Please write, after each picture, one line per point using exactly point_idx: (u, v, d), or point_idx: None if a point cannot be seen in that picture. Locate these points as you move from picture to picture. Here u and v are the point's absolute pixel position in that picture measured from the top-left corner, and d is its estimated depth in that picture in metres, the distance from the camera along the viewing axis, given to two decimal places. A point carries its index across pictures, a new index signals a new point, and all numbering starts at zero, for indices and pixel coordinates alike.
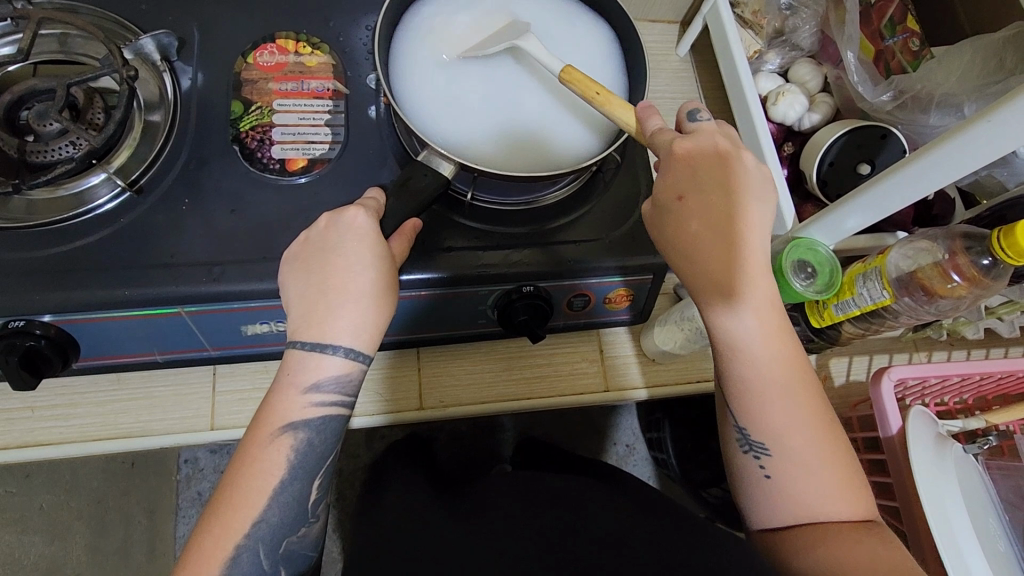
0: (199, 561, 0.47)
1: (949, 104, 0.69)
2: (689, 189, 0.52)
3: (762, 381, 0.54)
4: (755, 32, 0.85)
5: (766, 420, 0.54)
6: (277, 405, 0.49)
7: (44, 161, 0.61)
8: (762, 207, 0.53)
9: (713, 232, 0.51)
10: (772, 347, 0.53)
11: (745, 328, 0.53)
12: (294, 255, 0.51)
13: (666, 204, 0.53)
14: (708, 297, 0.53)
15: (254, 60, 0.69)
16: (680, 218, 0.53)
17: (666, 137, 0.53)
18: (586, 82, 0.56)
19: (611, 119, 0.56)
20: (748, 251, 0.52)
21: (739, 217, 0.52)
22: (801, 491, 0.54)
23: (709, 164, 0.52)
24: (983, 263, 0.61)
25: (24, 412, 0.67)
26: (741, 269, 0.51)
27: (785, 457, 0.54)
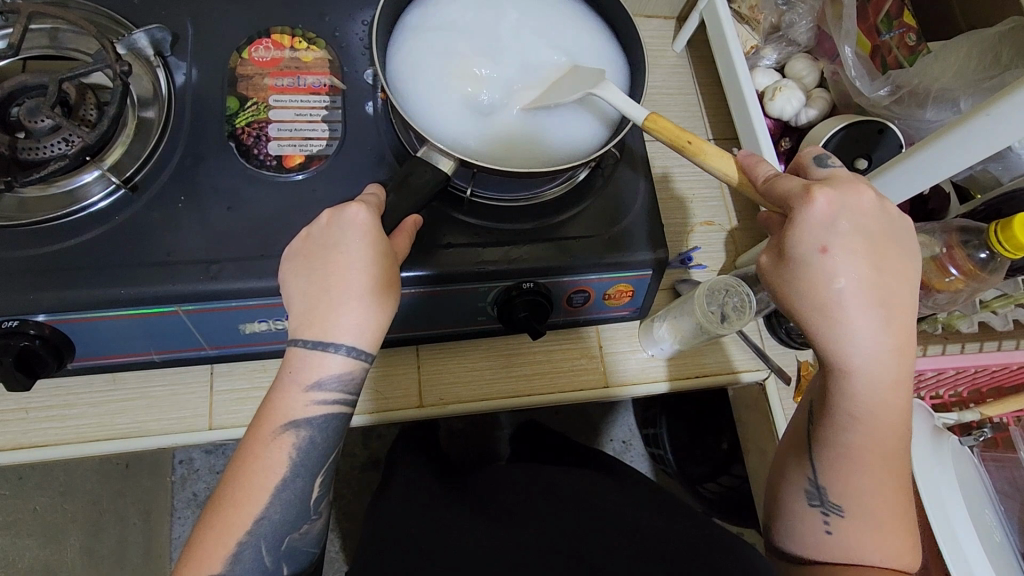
0: (202, 557, 0.47)
1: (945, 99, 0.69)
2: (835, 242, 0.47)
3: (861, 447, 0.51)
4: (751, 27, 0.86)
5: (851, 481, 0.52)
6: (279, 403, 0.49)
7: (36, 159, 0.60)
8: (901, 268, 0.49)
9: (854, 292, 0.47)
10: (888, 418, 0.50)
11: (870, 391, 0.49)
12: (295, 252, 0.51)
13: (805, 254, 0.48)
14: (839, 353, 0.49)
15: (250, 56, 0.68)
16: (823, 271, 0.47)
17: (794, 184, 0.49)
18: (674, 131, 0.54)
19: (709, 169, 0.54)
20: (889, 313, 0.48)
21: (878, 275, 0.48)
22: (865, 554, 0.52)
23: (861, 215, 0.47)
24: (979, 257, 0.61)
25: (18, 413, 0.66)
26: (881, 330, 0.48)
27: (857, 516, 0.52)
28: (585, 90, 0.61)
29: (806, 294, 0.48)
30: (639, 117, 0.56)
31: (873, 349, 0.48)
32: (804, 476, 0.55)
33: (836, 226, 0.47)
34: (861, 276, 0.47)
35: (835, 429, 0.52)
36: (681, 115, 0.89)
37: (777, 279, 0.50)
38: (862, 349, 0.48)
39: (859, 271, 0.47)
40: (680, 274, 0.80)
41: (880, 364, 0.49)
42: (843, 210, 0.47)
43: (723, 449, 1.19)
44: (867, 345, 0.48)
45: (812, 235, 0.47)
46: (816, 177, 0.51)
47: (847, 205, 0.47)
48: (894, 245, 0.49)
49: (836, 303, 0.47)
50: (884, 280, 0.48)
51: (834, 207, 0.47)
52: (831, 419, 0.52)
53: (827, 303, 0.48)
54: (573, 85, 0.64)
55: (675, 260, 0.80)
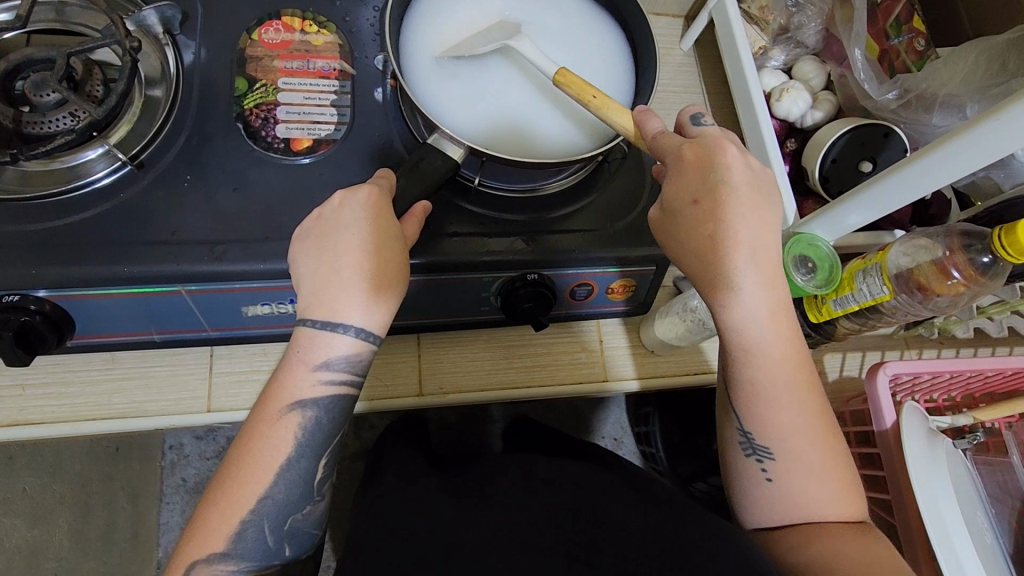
0: (209, 533, 0.47)
1: (952, 105, 0.70)
2: (701, 193, 0.51)
3: (766, 381, 0.54)
4: (761, 28, 0.86)
5: (768, 421, 0.55)
6: (287, 382, 0.49)
7: (42, 133, 0.59)
8: (770, 208, 0.52)
9: (727, 235, 0.51)
10: (777, 345, 0.54)
11: (759, 329, 0.53)
12: (306, 232, 0.51)
13: (679, 208, 0.52)
14: (721, 298, 0.53)
15: (259, 37, 0.68)
16: (695, 220, 0.52)
17: (673, 141, 0.53)
18: (581, 85, 0.56)
19: (607, 123, 0.56)
20: (763, 254, 0.52)
21: (748, 216, 0.51)
22: (801, 494, 0.55)
23: (726, 167, 0.51)
24: (982, 261, 0.62)
25: (15, 390, 0.65)
26: (755, 271, 0.52)
27: (788, 459, 0.55)
28: (501, 41, 0.64)
29: (687, 246, 0.53)
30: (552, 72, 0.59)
31: (751, 287, 0.52)
32: (733, 429, 0.58)
33: (704, 180, 0.51)
34: (733, 222, 0.51)
35: (738, 373, 0.55)
36: None
37: (665, 234, 0.55)
38: (740, 288, 0.52)
39: (732, 217, 0.51)
40: (682, 272, 0.80)
41: (759, 299, 0.52)
42: (706, 164, 0.51)
43: (714, 449, 1.18)
44: (746, 284, 0.52)
45: (685, 188, 0.52)
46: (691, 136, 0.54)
47: (710, 159, 0.51)
48: (764, 190, 0.52)
49: (713, 250, 0.51)
50: (759, 220, 0.52)
51: (698, 162, 0.51)
52: (731, 364, 0.55)
53: (703, 253, 0.52)
54: (486, 32, 0.66)
55: None
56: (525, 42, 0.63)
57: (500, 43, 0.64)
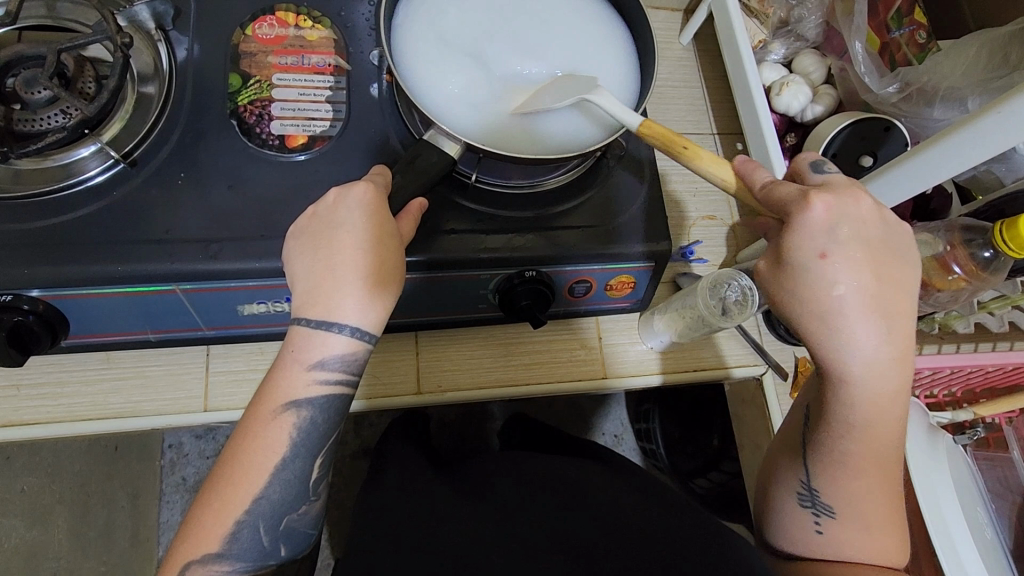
0: (203, 533, 0.47)
1: (953, 98, 0.69)
2: (834, 248, 0.46)
3: (853, 449, 0.52)
4: (760, 21, 0.87)
5: (843, 482, 0.54)
6: (282, 382, 0.49)
7: (33, 131, 0.58)
8: (900, 273, 0.48)
9: (854, 301, 0.47)
10: (884, 420, 0.51)
11: (866, 400, 0.49)
12: (300, 230, 0.50)
13: (804, 261, 0.47)
14: (833, 358, 0.49)
15: (254, 33, 0.67)
16: (825, 278, 0.47)
17: (792, 190, 0.48)
18: (668, 134, 0.52)
19: (697, 173, 0.52)
20: (893, 323, 0.48)
21: (882, 282, 0.47)
22: (852, 553, 0.54)
23: (861, 224, 0.47)
24: (983, 256, 0.62)
25: (10, 390, 0.65)
26: (885, 339, 0.48)
27: (849, 518, 0.54)
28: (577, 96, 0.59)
29: (804, 300, 0.48)
30: (634, 123, 0.55)
31: (869, 356, 0.48)
32: (796, 480, 0.56)
33: (836, 234, 0.46)
34: (860, 285, 0.47)
35: (826, 431, 0.53)
36: (686, 108, 0.88)
37: (773, 285, 0.50)
38: (856, 356, 0.48)
39: (860, 279, 0.47)
40: (682, 268, 0.79)
41: (877, 369, 0.49)
42: (842, 217, 0.47)
43: (714, 445, 1.18)
44: (866, 352, 0.48)
45: (814, 241, 0.47)
46: (811, 183, 0.51)
47: (847, 212, 0.47)
48: (898, 254, 0.48)
49: (836, 311, 0.47)
50: (885, 284, 0.48)
51: (835, 214, 0.47)
52: (824, 422, 0.53)
53: (825, 312, 0.47)
54: (565, 89, 0.62)
55: (677, 253, 0.80)
56: (605, 95, 0.58)
57: (575, 97, 0.59)
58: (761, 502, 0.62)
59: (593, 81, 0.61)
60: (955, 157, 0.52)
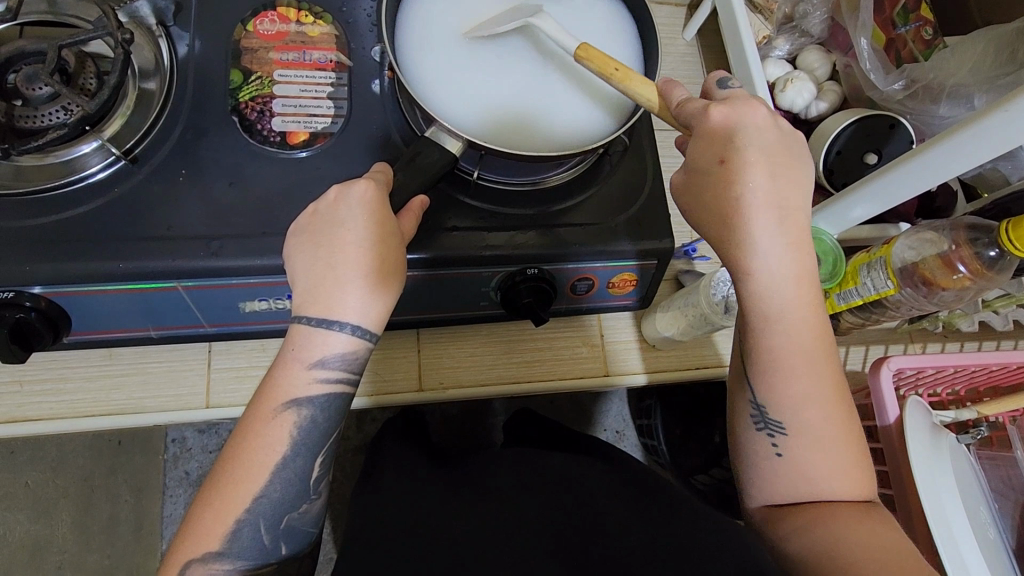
0: (204, 532, 0.47)
1: (960, 95, 0.69)
2: (730, 151, 0.49)
3: (784, 352, 0.53)
4: (765, 17, 0.86)
5: (785, 393, 0.54)
6: (282, 381, 0.49)
7: (35, 127, 0.58)
8: (799, 173, 0.51)
9: (756, 198, 0.49)
10: (802, 316, 0.52)
11: (781, 297, 0.51)
12: (301, 227, 0.50)
13: (707, 168, 0.50)
14: (741, 259, 0.51)
15: (254, 28, 0.67)
16: (725, 181, 0.49)
17: (696, 104, 0.51)
18: (602, 59, 0.54)
19: (632, 97, 0.54)
20: (789, 215, 0.50)
21: (776, 180, 0.50)
22: (809, 470, 0.54)
23: (756, 129, 0.49)
24: (988, 255, 0.61)
25: (13, 386, 0.65)
26: (783, 233, 0.50)
27: (799, 433, 0.54)
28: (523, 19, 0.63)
29: (713, 207, 0.51)
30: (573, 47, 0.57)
31: (777, 254, 0.50)
32: (745, 402, 0.57)
33: (731, 139, 0.49)
34: (761, 184, 0.49)
35: (756, 344, 0.54)
36: None
37: (687, 198, 0.53)
38: (765, 255, 0.50)
39: (759, 179, 0.49)
40: (684, 265, 0.79)
41: (786, 267, 0.51)
42: (737, 124, 0.49)
43: (716, 442, 1.18)
44: (770, 247, 0.50)
45: (712, 148, 0.50)
46: (718, 98, 0.53)
47: (741, 119, 0.50)
48: (792, 151, 0.51)
49: (738, 211, 0.50)
50: (787, 185, 0.50)
51: (728, 122, 0.50)
52: (750, 334, 0.54)
53: (728, 214, 0.50)
54: (507, 14, 0.66)
55: (679, 250, 0.79)
56: (547, 19, 0.62)
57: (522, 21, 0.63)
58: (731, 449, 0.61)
59: (537, 7, 0.64)
60: (988, 138, 0.49)
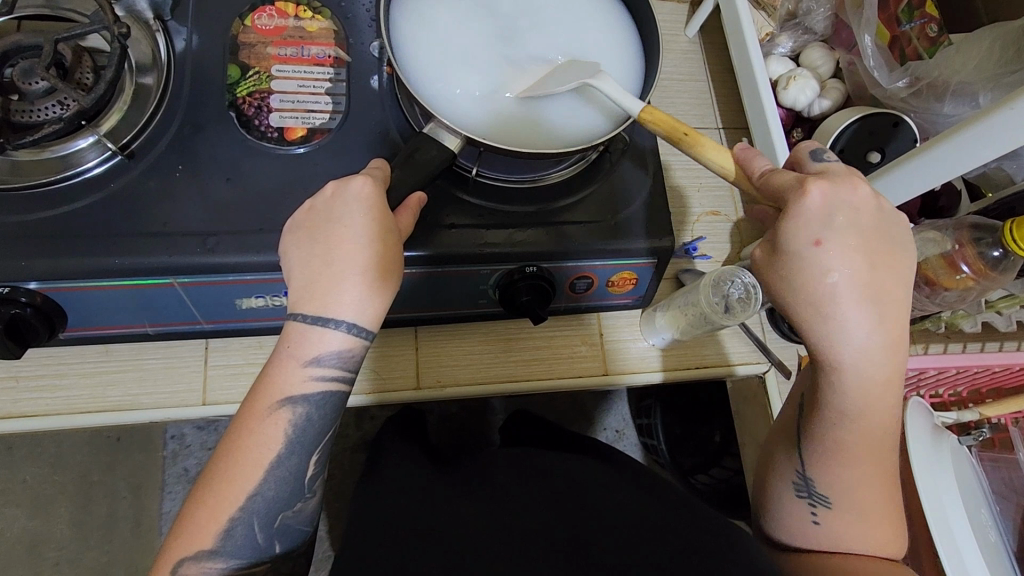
0: (197, 530, 0.47)
1: (964, 93, 0.68)
2: (830, 235, 0.47)
3: (849, 438, 0.52)
4: (767, 13, 0.86)
5: (837, 470, 0.53)
6: (277, 378, 0.48)
7: (30, 122, 0.58)
8: (894, 261, 0.49)
9: (848, 287, 0.47)
10: (877, 411, 0.51)
11: (861, 390, 0.50)
12: (297, 223, 0.50)
13: (799, 249, 0.47)
14: (826, 345, 0.49)
15: (253, 23, 0.66)
16: (820, 267, 0.47)
17: (788, 178, 0.49)
18: (672, 124, 0.52)
19: (699, 161, 0.53)
20: (887, 311, 0.48)
21: (875, 272, 0.48)
22: (851, 544, 0.54)
23: (859, 213, 0.47)
24: (992, 255, 0.61)
25: (8, 381, 0.65)
26: (882, 327, 0.48)
27: (845, 508, 0.54)
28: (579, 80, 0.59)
29: (801, 287, 0.48)
30: (633, 108, 0.54)
31: (864, 344, 0.48)
32: (791, 469, 0.56)
33: (833, 222, 0.47)
34: (854, 272, 0.47)
35: (822, 422, 0.53)
36: (692, 102, 0.87)
37: (767, 272, 0.50)
38: (853, 344, 0.48)
39: (853, 266, 0.47)
40: (685, 264, 0.79)
41: (873, 358, 0.49)
42: (839, 206, 0.47)
43: (716, 441, 1.17)
44: (860, 340, 0.48)
45: (809, 228, 0.47)
46: (810, 171, 0.51)
47: (844, 200, 0.47)
48: (893, 244, 0.49)
49: (828, 299, 0.47)
50: (882, 273, 0.48)
51: (830, 202, 0.47)
52: (818, 411, 0.53)
53: (818, 298, 0.48)
54: (567, 73, 0.62)
55: (680, 249, 0.79)
56: (606, 79, 0.57)
57: (577, 83, 0.58)
58: (758, 495, 0.62)
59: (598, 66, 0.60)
60: (994, 137, 0.48)
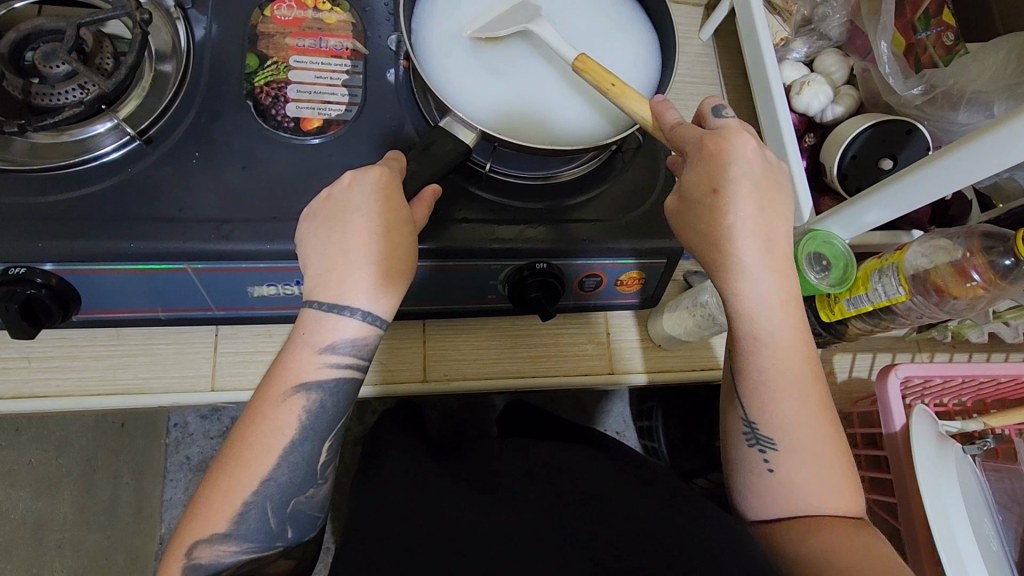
0: (211, 512, 0.47)
1: (978, 102, 0.69)
2: (721, 179, 0.49)
3: (771, 372, 0.53)
4: (783, 18, 0.85)
5: (774, 416, 0.54)
6: (293, 364, 0.49)
7: (50, 105, 0.58)
8: (781, 201, 0.51)
9: (742, 226, 0.50)
10: (787, 340, 0.53)
11: (766, 320, 0.52)
12: (314, 213, 0.50)
13: (697, 197, 0.51)
14: (729, 285, 0.52)
15: (272, 13, 0.67)
16: (715, 210, 0.50)
17: (688, 130, 0.51)
18: (600, 73, 0.55)
19: (626, 112, 0.55)
20: (776, 246, 0.51)
21: (761, 212, 0.50)
22: (804, 491, 0.54)
23: (746, 158, 0.50)
24: (1005, 263, 0.61)
25: (21, 362, 0.65)
26: (772, 263, 0.51)
27: (795, 453, 0.54)
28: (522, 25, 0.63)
29: (700, 233, 0.51)
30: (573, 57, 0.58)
31: (762, 277, 0.51)
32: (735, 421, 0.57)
33: (723, 167, 0.49)
34: (749, 211, 0.50)
35: (746, 365, 0.54)
36: None
37: (683, 221, 0.53)
38: (747, 277, 0.51)
39: (748, 208, 0.50)
40: (692, 266, 0.79)
41: (772, 290, 0.52)
42: (730, 153, 0.50)
43: (717, 445, 1.18)
44: (757, 275, 0.51)
45: (703, 177, 0.50)
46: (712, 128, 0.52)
47: (732, 147, 0.50)
48: (779, 181, 0.51)
49: (726, 238, 0.50)
50: (772, 214, 0.51)
51: (720, 151, 0.49)
52: (739, 353, 0.55)
53: (717, 240, 0.51)
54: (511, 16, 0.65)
55: (688, 251, 0.79)
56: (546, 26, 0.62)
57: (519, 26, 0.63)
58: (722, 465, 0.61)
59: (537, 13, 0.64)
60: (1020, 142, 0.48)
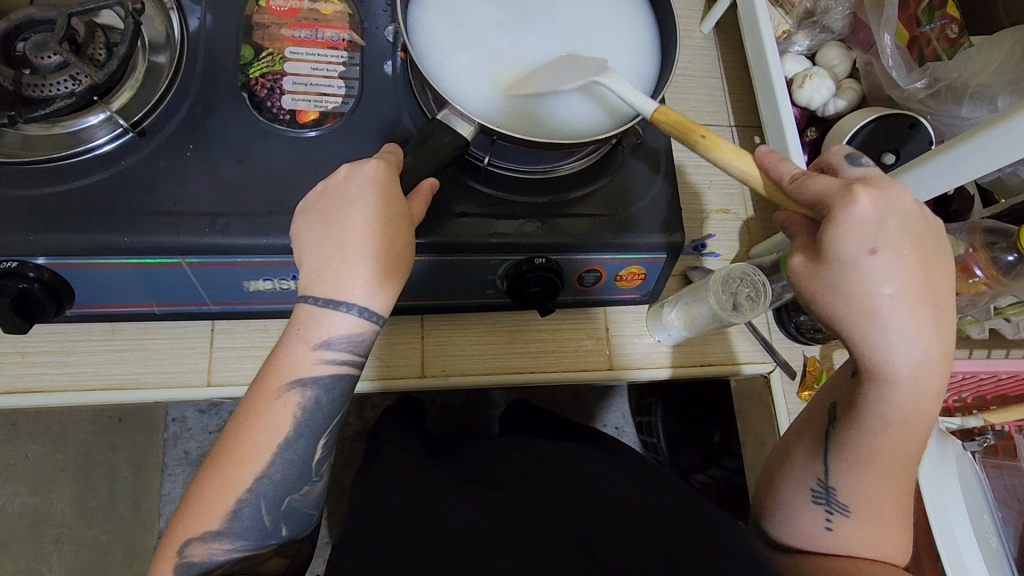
0: (204, 510, 0.47)
1: (983, 96, 0.67)
2: (883, 241, 0.45)
3: (882, 448, 0.52)
4: (785, 11, 0.86)
5: (859, 481, 0.54)
6: (287, 361, 0.48)
7: (41, 96, 0.57)
8: (941, 270, 0.47)
9: (899, 297, 0.46)
10: (916, 426, 0.50)
11: (898, 402, 0.49)
12: (309, 206, 0.50)
13: (852, 254, 0.45)
14: (867, 352, 0.48)
15: (267, 4, 0.66)
16: (871, 274, 0.45)
17: (837, 183, 0.46)
18: (686, 124, 0.50)
19: (716, 164, 0.50)
20: (939, 331, 0.47)
21: (925, 289, 0.46)
22: (859, 548, 0.55)
23: (910, 222, 0.46)
24: (1006, 260, 0.61)
25: (14, 356, 0.65)
26: (931, 347, 0.47)
27: (861, 516, 0.55)
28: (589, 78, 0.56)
29: (847, 293, 0.46)
30: (647, 108, 0.53)
31: (914, 356, 0.47)
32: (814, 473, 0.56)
33: (887, 229, 0.45)
34: (908, 280, 0.46)
35: (855, 429, 0.53)
36: (705, 98, 0.86)
37: (811, 275, 0.48)
38: (895, 352, 0.47)
39: (905, 278, 0.46)
40: (692, 261, 0.78)
41: (920, 371, 0.48)
42: (895, 215, 0.45)
43: (715, 441, 1.18)
44: (908, 352, 0.47)
45: (861, 235, 0.45)
46: (851, 177, 0.49)
47: (897, 209, 0.45)
48: (938, 253, 0.47)
49: (880, 308, 0.46)
50: (928, 290, 0.47)
51: (886, 210, 0.45)
52: (855, 415, 0.52)
53: (868, 304, 0.46)
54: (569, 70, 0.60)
55: (690, 245, 0.79)
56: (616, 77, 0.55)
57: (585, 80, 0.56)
58: (762, 492, 0.62)
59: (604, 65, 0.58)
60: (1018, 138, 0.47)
